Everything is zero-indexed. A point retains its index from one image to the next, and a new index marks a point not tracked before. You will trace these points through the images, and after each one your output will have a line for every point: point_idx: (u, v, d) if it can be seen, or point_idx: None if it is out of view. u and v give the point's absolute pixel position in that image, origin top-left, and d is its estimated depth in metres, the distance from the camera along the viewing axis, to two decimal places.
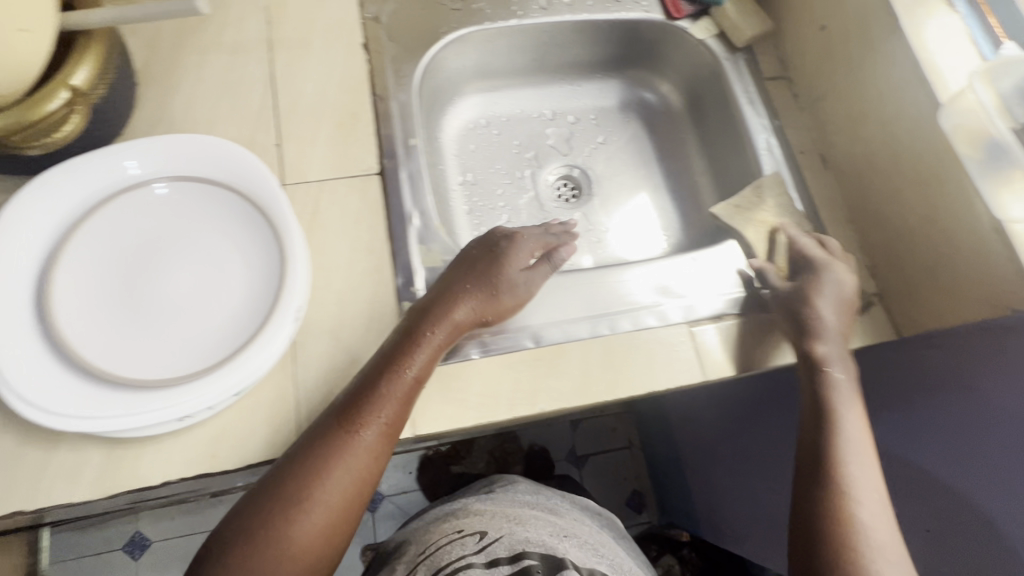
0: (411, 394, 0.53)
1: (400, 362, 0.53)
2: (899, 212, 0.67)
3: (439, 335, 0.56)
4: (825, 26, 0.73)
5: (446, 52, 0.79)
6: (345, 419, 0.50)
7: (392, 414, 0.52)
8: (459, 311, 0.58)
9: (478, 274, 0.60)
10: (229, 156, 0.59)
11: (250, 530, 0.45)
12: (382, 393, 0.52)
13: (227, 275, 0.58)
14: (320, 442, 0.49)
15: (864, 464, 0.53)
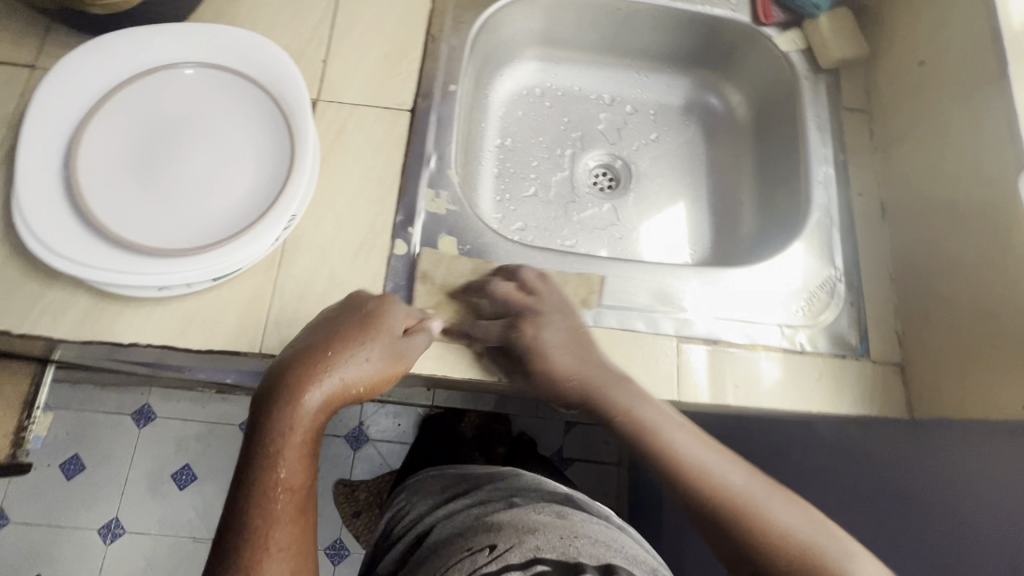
0: (306, 461, 0.47)
1: (274, 450, 0.46)
2: (951, 280, 0.59)
3: (313, 410, 0.47)
4: (925, 63, 0.66)
5: (514, 9, 0.77)
6: (236, 550, 0.44)
7: (288, 519, 0.46)
8: (323, 392, 0.47)
9: (331, 354, 0.49)
10: (268, 58, 0.62)
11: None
12: (270, 478, 0.46)
13: (236, 168, 0.59)
14: (232, 550, 0.44)
15: (741, 485, 0.51)
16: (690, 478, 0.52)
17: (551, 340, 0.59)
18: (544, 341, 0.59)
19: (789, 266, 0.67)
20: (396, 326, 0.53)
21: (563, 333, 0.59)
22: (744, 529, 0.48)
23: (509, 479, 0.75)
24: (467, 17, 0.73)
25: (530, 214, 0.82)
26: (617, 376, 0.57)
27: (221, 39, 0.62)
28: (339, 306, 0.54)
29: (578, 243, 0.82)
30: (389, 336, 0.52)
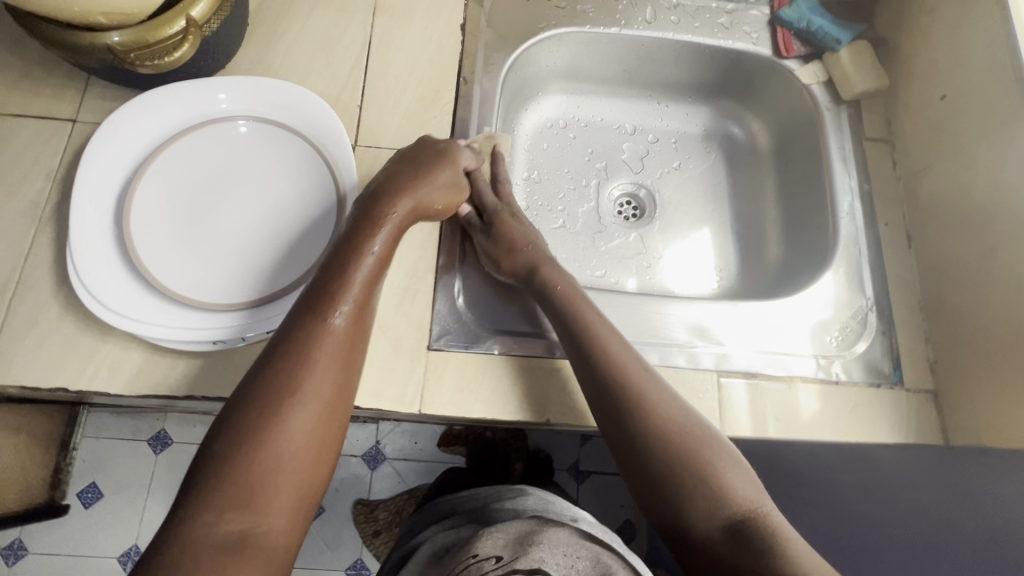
0: (344, 353, 0.48)
1: (309, 333, 0.47)
2: (982, 313, 0.61)
3: (356, 294, 0.50)
4: (946, 97, 0.68)
5: (541, 48, 0.79)
6: (314, 307, 0.49)
7: (359, 301, 0.50)
8: (377, 244, 0.53)
9: (399, 189, 0.58)
10: (312, 110, 0.63)
11: (206, 525, 0.40)
12: (306, 358, 0.46)
13: (284, 219, 0.61)
14: (259, 385, 0.45)
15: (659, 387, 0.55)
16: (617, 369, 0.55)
17: (524, 231, 0.67)
18: (518, 227, 0.66)
19: (820, 296, 0.69)
20: (449, 180, 0.62)
21: (532, 231, 0.68)
22: (657, 424, 0.52)
23: (517, 495, 0.68)
24: (497, 58, 0.75)
25: (558, 246, 0.83)
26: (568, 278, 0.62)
27: (264, 92, 0.63)
28: (406, 147, 0.64)
29: (607, 273, 0.83)
30: (450, 171, 0.63)
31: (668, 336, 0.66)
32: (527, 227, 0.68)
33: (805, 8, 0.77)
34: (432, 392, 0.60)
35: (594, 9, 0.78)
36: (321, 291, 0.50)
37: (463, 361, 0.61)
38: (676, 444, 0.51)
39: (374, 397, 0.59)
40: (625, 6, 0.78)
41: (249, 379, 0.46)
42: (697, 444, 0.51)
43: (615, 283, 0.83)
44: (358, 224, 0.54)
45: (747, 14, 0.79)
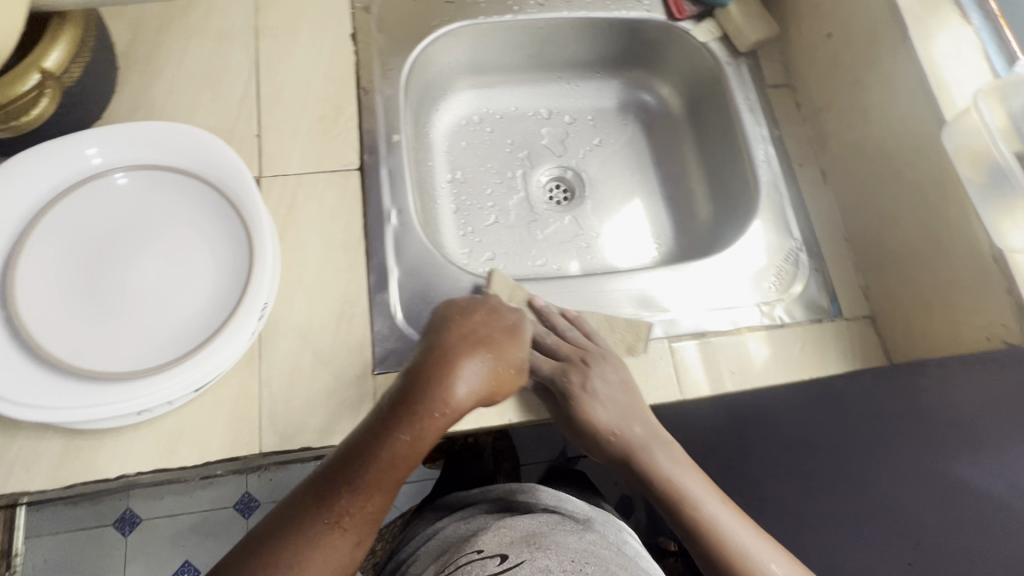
0: (341, 563, 0.41)
1: (313, 542, 0.40)
2: (899, 236, 0.63)
3: (370, 491, 0.42)
4: (832, 35, 0.70)
5: (439, 46, 0.77)
6: (320, 502, 0.42)
7: (375, 506, 0.43)
8: (413, 432, 0.44)
9: (428, 384, 0.46)
10: (202, 145, 0.58)
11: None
12: (292, 568, 0.40)
13: (196, 267, 0.57)
14: (242, 573, 0.39)
15: (732, 523, 0.57)
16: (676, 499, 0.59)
17: (592, 390, 0.61)
18: (584, 392, 0.62)
19: (753, 245, 0.70)
20: (515, 358, 0.52)
21: (623, 396, 0.61)
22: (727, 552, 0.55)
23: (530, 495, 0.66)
24: (394, 63, 0.72)
25: (495, 242, 0.82)
26: (648, 430, 0.61)
27: (145, 136, 0.58)
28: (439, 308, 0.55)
29: (548, 261, 0.83)
30: (518, 350, 0.53)
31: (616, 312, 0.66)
32: (597, 388, 0.61)
33: None
34: None
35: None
36: (330, 481, 0.42)
37: None
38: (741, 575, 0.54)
39: (326, 433, 0.56)
40: None
41: (236, 559, 0.40)
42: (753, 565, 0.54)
43: (559, 269, 0.82)
44: (389, 414, 0.45)
45: None
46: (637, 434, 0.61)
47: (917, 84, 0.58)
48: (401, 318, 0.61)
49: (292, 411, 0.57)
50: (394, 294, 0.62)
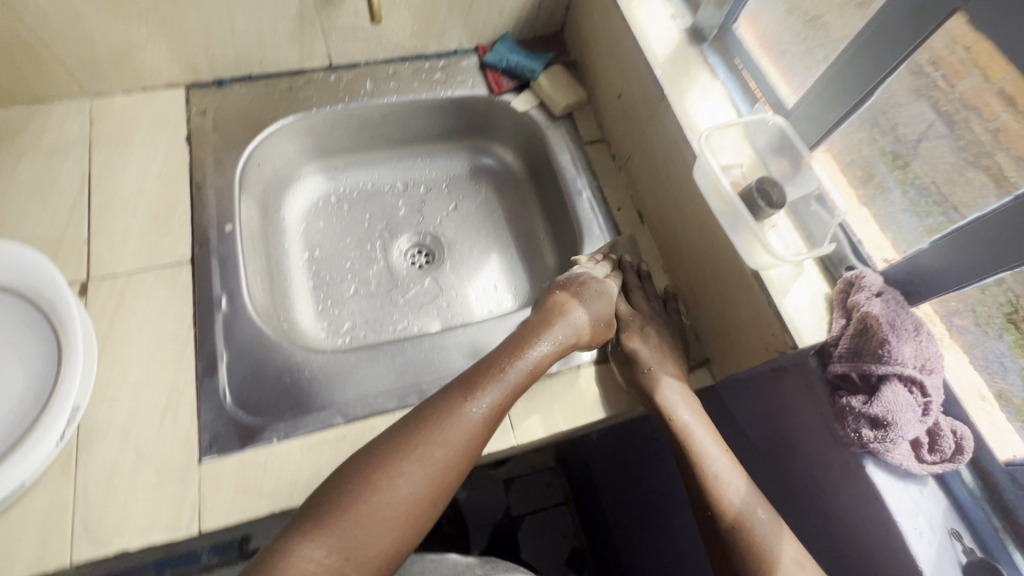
0: (467, 445, 0.54)
1: (452, 415, 0.55)
2: (695, 263, 0.69)
3: (500, 390, 0.58)
4: (621, 95, 0.79)
5: (277, 138, 0.82)
6: (468, 391, 0.57)
7: (498, 403, 0.57)
8: (523, 359, 0.60)
9: (555, 321, 0.64)
10: (15, 257, 0.61)
11: (303, 549, 0.47)
12: (448, 434, 0.54)
13: (2, 377, 0.57)
14: (429, 418, 0.55)
15: (716, 458, 0.59)
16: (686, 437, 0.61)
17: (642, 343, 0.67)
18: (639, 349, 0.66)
19: None
20: (607, 319, 0.67)
21: (665, 350, 0.67)
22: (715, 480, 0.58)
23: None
24: (228, 158, 0.76)
25: (356, 311, 0.85)
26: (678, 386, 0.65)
27: None
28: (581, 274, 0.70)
29: (409, 323, 0.85)
30: (606, 308, 0.67)
31: (448, 366, 0.67)
32: (639, 349, 0.66)
33: (503, 50, 0.87)
34: (211, 505, 0.56)
35: (317, 93, 0.83)
36: (474, 380, 0.58)
37: (240, 462, 0.59)
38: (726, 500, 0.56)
39: (144, 531, 0.55)
40: (345, 84, 0.85)
41: (409, 416, 0.56)
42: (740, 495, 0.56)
43: (420, 329, 0.85)
44: (532, 332, 0.63)
45: (459, 65, 0.89)
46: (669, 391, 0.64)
47: (677, 131, 0.66)
48: (229, 403, 0.62)
49: (108, 513, 0.55)
50: (225, 379, 0.63)
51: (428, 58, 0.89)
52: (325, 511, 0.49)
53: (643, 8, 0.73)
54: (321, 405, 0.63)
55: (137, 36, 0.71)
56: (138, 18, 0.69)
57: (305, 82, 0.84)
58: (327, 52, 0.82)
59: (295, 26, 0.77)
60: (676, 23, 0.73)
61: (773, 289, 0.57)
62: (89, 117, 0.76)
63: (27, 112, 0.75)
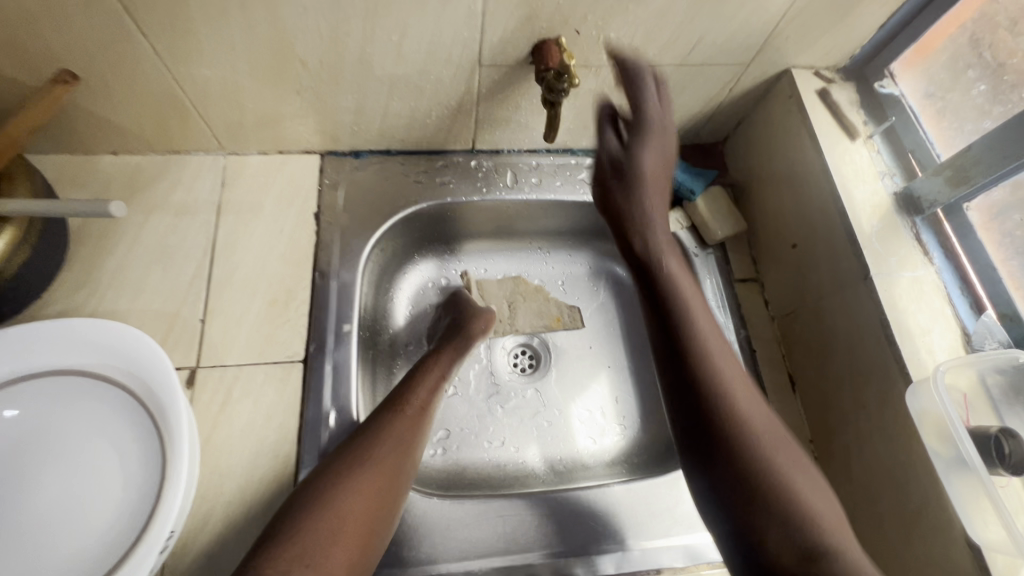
0: (410, 440, 0.57)
1: (391, 425, 0.57)
2: (868, 476, 0.58)
3: (424, 391, 0.62)
4: (797, 246, 0.69)
5: (405, 223, 0.76)
6: (390, 403, 0.60)
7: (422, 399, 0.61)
8: (443, 368, 0.65)
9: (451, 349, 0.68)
10: (126, 346, 0.55)
11: (279, 573, 0.45)
12: (385, 436, 0.56)
13: (105, 483, 0.53)
14: (358, 435, 0.56)
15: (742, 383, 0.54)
16: (687, 321, 0.56)
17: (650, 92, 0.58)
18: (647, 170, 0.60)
19: None
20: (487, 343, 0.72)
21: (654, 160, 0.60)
22: (728, 397, 0.52)
23: None
24: (355, 244, 0.71)
25: (451, 417, 0.77)
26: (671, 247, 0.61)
27: (83, 335, 0.55)
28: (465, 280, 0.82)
29: (506, 442, 0.77)
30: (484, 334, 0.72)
31: (563, 542, 0.60)
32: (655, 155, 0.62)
33: None
34: None
35: (453, 179, 0.77)
36: (398, 392, 0.61)
37: None
38: (729, 401, 0.52)
39: None
40: (484, 173, 0.78)
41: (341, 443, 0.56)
42: (743, 411, 0.52)
43: (515, 452, 0.76)
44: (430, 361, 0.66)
45: None
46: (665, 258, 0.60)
47: (879, 326, 0.56)
48: None
49: None
50: None
51: (575, 153, 0.81)
52: (286, 533, 0.47)
53: (847, 160, 0.64)
54: (420, 565, 0.57)
55: (288, 107, 0.66)
56: (295, 93, 0.64)
57: (442, 165, 0.78)
58: (473, 139, 0.76)
59: (450, 113, 0.70)
60: (884, 184, 0.63)
61: (995, 568, 0.47)
62: (221, 176, 0.72)
63: (162, 162, 0.71)
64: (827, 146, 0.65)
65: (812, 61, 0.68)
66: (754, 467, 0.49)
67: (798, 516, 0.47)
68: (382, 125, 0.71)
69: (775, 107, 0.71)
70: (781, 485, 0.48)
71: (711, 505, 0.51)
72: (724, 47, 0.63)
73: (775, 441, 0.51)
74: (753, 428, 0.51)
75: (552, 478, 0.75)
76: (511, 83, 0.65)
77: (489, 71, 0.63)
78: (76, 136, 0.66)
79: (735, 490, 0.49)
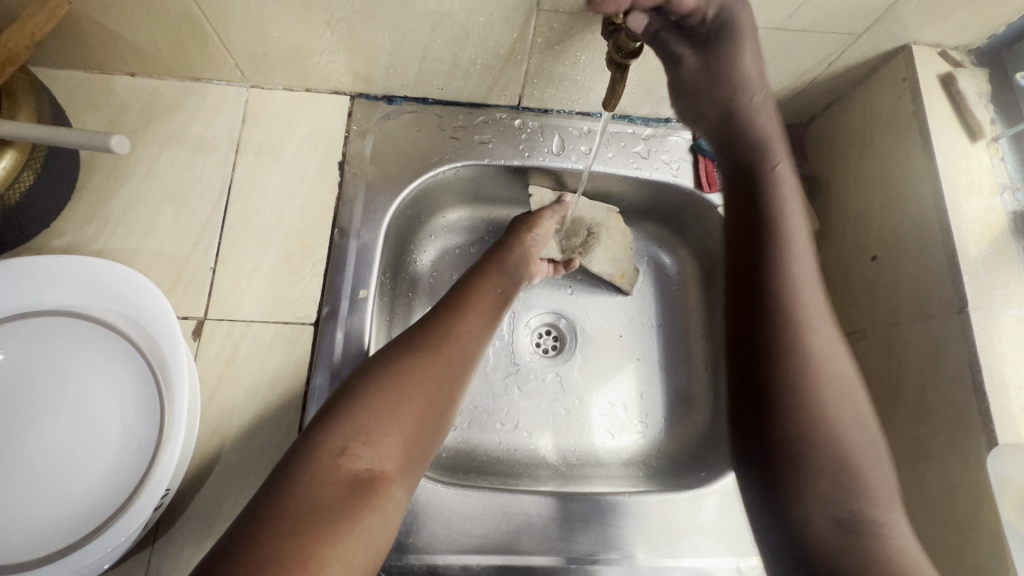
0: (471, 341, 0.52)
1: (453, 323, 0.52)
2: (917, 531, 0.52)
3: (484, 295, 0.57)
4: (877, 259, 0.60)
5: (435, 183, 0.69)
6: (453, 304, 0.55)
7: (486, 303, 0.56)
8: (501, 282, 0.60)
9: (509, 248, 0.64)
10: (131, 291, 0.52)
11: (336, 447, 0.41)
12: (449, 332, 0.51)
13: (105, 431, 0.51)
14: (420, 328, 0.51)
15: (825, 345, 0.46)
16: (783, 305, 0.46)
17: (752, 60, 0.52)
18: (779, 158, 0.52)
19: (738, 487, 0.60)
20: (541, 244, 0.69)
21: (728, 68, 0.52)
22: (812, 402, 0.44)
23: None
24: (379, 202, 0.65)
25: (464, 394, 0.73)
26: (812, 277, 0.48)
27: (88, 276, 0.52)
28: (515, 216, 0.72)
29: (519, 426, 0.73)
30: (541, 236, 0.68)
31: (571, 548, 0.57)
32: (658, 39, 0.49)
33: None
34: None
35: (494, 138, 0.69)
36: (462, 295, 0.56)
37: None
38: (812, 408, 0.44)
39: None
40: (529, 134, 0.70)
41: (402, 335, 0.51)
42: (828, 422, 0.44)
43: (529, 437, 0.72)
44: (494, 265, 0.61)
45: (667, 140, 0.71)
46: (786, 249, 0.48)
47: (967, 372, 0.49)
48: None
49: None
50: None
51: (633, 121, 0.71)
52: (345, 415, 0.43)
53: (962, 167, 0.54)
54: (418, 553, 0.55)
55: (317, 41, 0.58)
56: (325, 25, 0.56)
57: (483, 121, 0.69)
58: (521, 93, 0.67)
59: (497, 63, 0.61)
60: (1002, 200, 0.53)
61: None
62: (243, 110, 0.66)
63: (180, 89, 0.65)
64: (939, 146, 0.54)
65: (940, 38, 0.56)
66: (829, 475, 0.42)
67: (883, 556, 0.39)
68: (420, 70, 0.63)
69: (881, 90, 0.60)
70: (856, 500, 0.42)
71: (762, 514, 0.46)
72: (836, 12, 0.52)
73: (863, 439, 0.44)
74: (840, 432, 0.44)
75: (563, 470, 0.71)
76: (572, 35, 0.56)
77: (548, 18, 0.54)
78: (90, 52, 0.61)
79: (823, 514, 0.42)
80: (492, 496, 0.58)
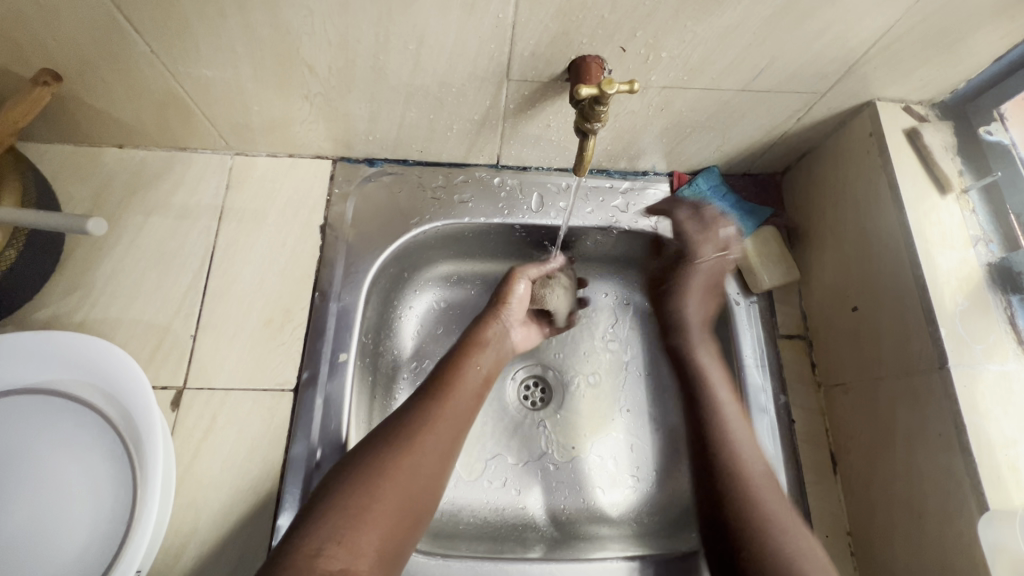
0: (451, 433, 0.55)
1: (431, 412, 0.55)
2: None
3: (469, 383, 0.60)
4: (858, 309, 0.59)
5: (416, 242, 0.69)
6: (433, 390, 0.58)
7: (471, 391, 0.60)
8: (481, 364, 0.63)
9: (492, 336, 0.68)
10: (105, 363, 0.52)
11: (312, 549, 0.43)
12: (430, 423, 0.54)
13: (81, 506, 0.50)
14: (397, 418, 0.54)
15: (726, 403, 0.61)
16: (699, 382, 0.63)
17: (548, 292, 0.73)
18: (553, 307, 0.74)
19: None
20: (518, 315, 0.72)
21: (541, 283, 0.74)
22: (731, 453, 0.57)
23: None
24: (360, 264, 0.65)
25: None
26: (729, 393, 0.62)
27: (62, 351, 0.52)
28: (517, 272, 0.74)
29: (507, 484, 0.71)
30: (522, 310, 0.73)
31: None
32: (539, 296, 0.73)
33: (704, 187, 0.71)
34: None
35: (473, 198, 0.70)
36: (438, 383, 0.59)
37: None
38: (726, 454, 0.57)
39: None
40: (507, 192, 0.71)
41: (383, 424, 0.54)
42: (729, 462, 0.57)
43: (516, 496, 0.70)
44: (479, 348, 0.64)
45: (645, 193, 0.72)
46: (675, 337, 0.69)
47: (952, 430, 0.48)
48: None
49: None
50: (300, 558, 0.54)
51: (611, 175, 0.73)
52: (325, 512, 0.45)
53: (933, 219, 0.54)
54: None
55: (296, 113, 0.60)
56: (303, 98, 0.58)
57: (463, 180, 0.71)
58: (498, 153, 0.68)
59: (473, 128, 0.63)
60: (975, 253, 0.53)
61: None
62: (226, 178, 0.67)
63: (166, 159, 0.67)
64: (909, 200, 0.55)
65: (903, 94, 0.57)
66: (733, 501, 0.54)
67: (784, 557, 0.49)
68: (398, 135, 0.64)
69: (850, 144, 0.61)
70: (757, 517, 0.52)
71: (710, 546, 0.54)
72: (799, 73, 0.54)
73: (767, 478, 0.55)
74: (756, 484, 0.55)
75: (552, 532, 0.69)
76: (544, 101, 0.57)
77: (519, 86, 0.55)
78: (78, 128, 0.63)
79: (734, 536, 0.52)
80: (478, 567, 0.56)
